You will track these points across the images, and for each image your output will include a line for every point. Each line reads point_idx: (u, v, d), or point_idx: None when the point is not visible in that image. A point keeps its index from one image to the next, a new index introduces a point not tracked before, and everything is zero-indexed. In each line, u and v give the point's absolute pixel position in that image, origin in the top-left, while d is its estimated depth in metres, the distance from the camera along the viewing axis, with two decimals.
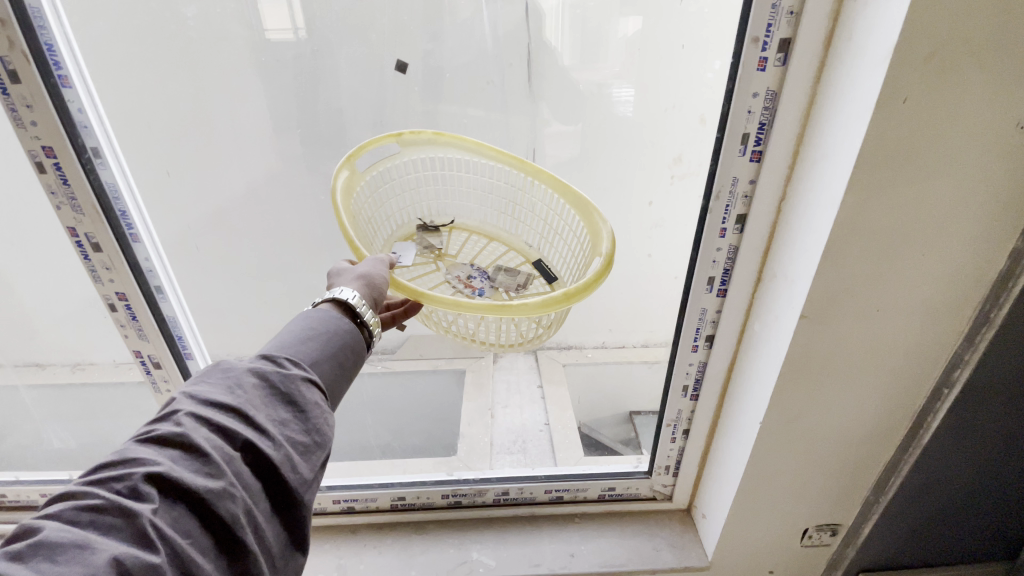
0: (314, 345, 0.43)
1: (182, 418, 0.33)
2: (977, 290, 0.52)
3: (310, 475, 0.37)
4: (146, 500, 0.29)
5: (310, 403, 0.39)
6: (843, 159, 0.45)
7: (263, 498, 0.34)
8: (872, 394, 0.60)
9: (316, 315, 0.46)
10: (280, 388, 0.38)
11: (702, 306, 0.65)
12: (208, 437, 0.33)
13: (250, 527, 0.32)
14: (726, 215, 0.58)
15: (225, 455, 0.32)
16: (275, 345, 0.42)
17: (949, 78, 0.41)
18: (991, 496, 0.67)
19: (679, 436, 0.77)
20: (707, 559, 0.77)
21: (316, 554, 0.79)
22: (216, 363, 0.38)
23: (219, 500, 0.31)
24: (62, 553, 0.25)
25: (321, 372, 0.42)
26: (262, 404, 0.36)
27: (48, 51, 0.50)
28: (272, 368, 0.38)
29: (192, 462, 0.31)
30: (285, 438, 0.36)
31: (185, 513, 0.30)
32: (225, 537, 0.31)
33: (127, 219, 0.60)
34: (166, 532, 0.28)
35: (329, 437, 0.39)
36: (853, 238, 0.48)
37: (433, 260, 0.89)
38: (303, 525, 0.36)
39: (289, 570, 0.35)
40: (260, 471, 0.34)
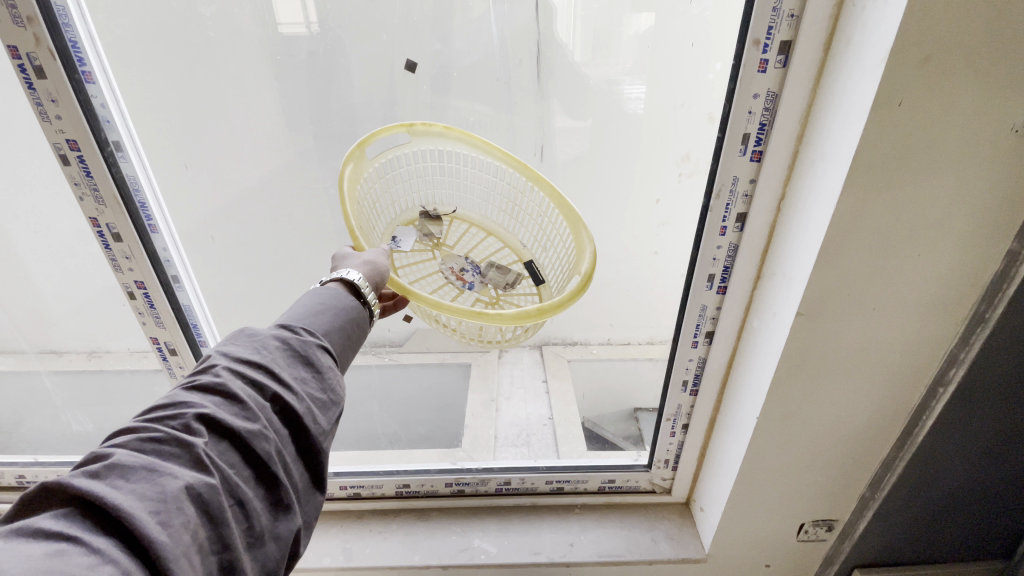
0: (326, 318, 0.45)
1: (221, 370, 0.35)
2: (973, 291, 0.53)
3: (328, 427, 0.39)
4: (198, 434, 0.32)
5: (326, 366, 0.41)
6: (840, 160, 0.46)
7: (291, 442, 0.37)
8: (868, 391, 0.61)
9: (325, 292, 0.48)
10: (299, 352, 0.40)
11: (702, 303, 0.66)
12: (243, 387, 0.35)
13: (282, 465, 0.35)
14: (727, 214, 0.59)
15: (258, 404, 0.35)
16: (289, 316, 0.44)
17: (944, 82, 0.42)
18: (987, 495, 0.67)
19: (679, 430, 0.78)
20: (704, 551, 0.78)
21: (323, 538, 0.82)
22: (242, 329, 0.40)
23: (257, 439, 0.33)
24: (134, 473, 0.28)
25: (331, 343, 0.44)
26: (286, 364, 0.39)
27: (72, 47, 0.52)
28: (292, 334, 0.40)
29: (232, 407, 0.34)
30: (306, 394, 0.38)
31: (230, 448, 0.33)
32: (263, 471, 0.34)
33: (147, 210, 0.62)
34: (216, 462, 0.31)
35: (342, 395, 0.41)
36: (850, 237, 0.49)
37: (432, 247, 0.93)
38: (322, 468, 0.39)
39: (311, 505, 0.38)
40: (286, 420, 0.36)
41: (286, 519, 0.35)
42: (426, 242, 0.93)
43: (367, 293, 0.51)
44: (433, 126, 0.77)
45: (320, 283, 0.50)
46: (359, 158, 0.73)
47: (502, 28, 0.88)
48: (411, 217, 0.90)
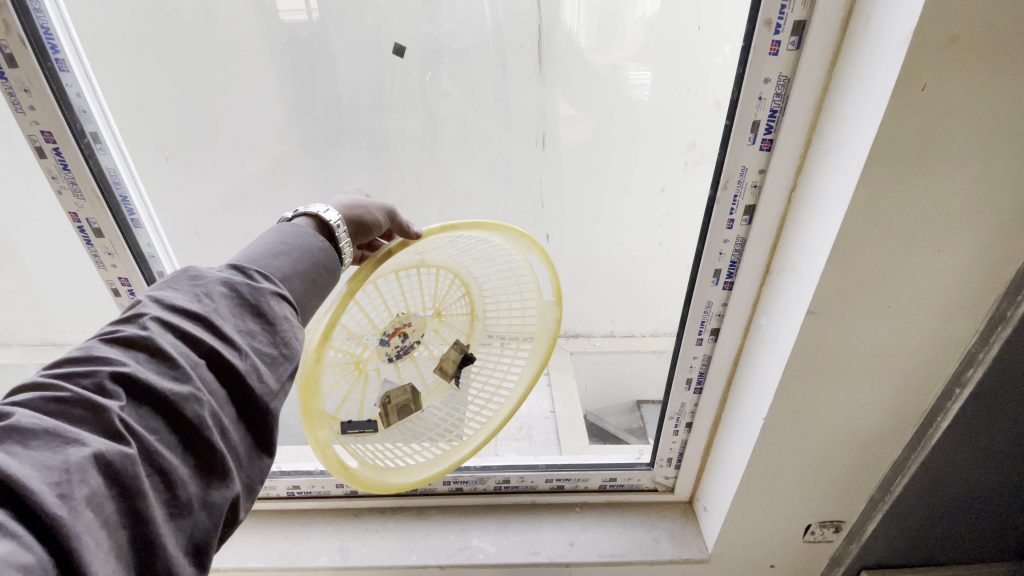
0: (285, 261, 0.43)
1: (148, 322, 0.33)
2: (995, 289, 0.50)
3: (277, 386, 0.37)
4: (113, 397, 0.29)
5: (279, 317, 0.39)
6: (856, 151, 0.43)
7: (230, 404, 0.34)
8: (880, 391, 0.58)
9: (288, 230, 0.45)
10: (249, 300, 0.38)
11: (708, 299, 0.63)
12: (173, 342, 0.33)
13: (217, 430, 0.33)
14: (734, 206, 0.56)
15: (191, 362, 0.33)
16: (247, 255, 0.42)
17: (971, 66, 0.39)
18: (1001, 497, 0.65)
19: (682, 429, 0.76)
20: (707, 552, 0.77)
21: (321, 537, 0.81)
22: (185, 269, 0.38)
23: (185, 402, 0.31)
24: (34, 440, 0.26)
25: (291, 288, 0.42)
26: (232, 314, 0.36)
27: (45, 34, 0.49)
28: (243, 280, 0.38)
29: (158, 366, 0.32)
30: (252, 349, 0.36)
31: (151, 413, 0.31)
32: (191, 436, 0.31)
33: (128, 205, 0.60)
34: (132, 428, 0.29)
35: (298, 351, 0.39)
36: (865, 231, 0.46)
37: (433, 304, 0.66)
38: (269, 432, 0.36)
39: (255, 471, 0.36)
40: (224, 379, 0.34)
41: (220, 487, 0.32)
42: (436, 292, 0.66)
43: (342, 238, 0.48)
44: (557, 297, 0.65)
45: (286, 218, 0.48)
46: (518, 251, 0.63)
47: (495, 8, 0.83)
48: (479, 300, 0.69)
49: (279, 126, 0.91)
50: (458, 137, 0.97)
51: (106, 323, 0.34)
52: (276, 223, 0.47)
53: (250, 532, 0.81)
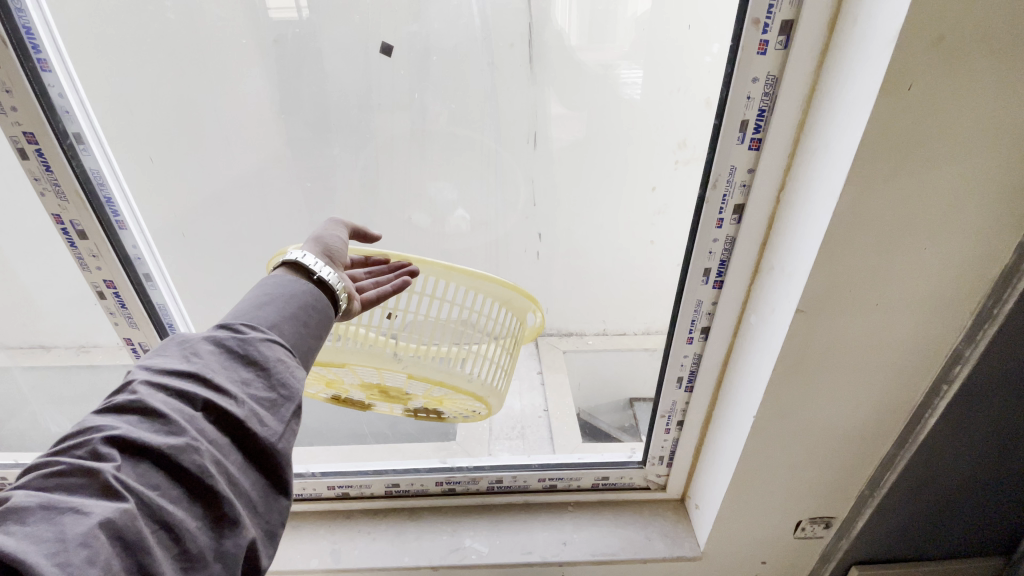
0: (271, 310, 0.43)
1: (137, 386, 0.33)
2: (980, 286, 0.51)
3: (281, 427, 0.36)
4: (108, 459, 0.29)
5: (273, 360, 0.39)
6: (842, 151, 0.44)
7: (234, 450, 0.34)
8: (868, 390, 0.59)
9: (271, 284, 0.46)
10: (238, 351, 0.38)
11: (698, 298, 0.63)
12: (166, 400, 0.33)
13: (223, 477, 0.32)
14: (724, 206, 0.56)
15: (187, 415, 0.33)
16: (233, 314, 0.42)
17: (955, 66, 0.39)
18: (988, 491, 0.66)
19: (674, 427, 0.76)
20: (699, 550, 0.77)
21: (312, 539, 0.80)
22: (172, 338, 0.38)
23: (182, 453, 0.31)
24: (30, 516, 0.26)
25: (281, 333, 0.42)
26: (223, 367, 0.36)
27: (26, 34, 0.49)
28: (228, 335, 0.38)
29: (152, 424, 0.31)
30: (248, 395, 0.36)
31: (150, 469, 0.30)
32: (195, 486, 0.31)
33: (113, 206, 0.59)
34: (130, 486, 0.29)
35: (297, 391, 0.39)
36: (853, 230, 0.46)
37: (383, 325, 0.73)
38: (277, 471, 0.36)
39: (271, 512, 0.35)
40: (225, 426, 0.34)
41: (233, 534, 0.31)
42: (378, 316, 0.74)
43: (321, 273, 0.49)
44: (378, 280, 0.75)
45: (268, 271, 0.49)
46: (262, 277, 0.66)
47: (485, 7, 0.83)
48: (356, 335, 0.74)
49: (266, 125, 0.90)
50: (447, 135, 0.96)
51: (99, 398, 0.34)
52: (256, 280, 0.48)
53: None
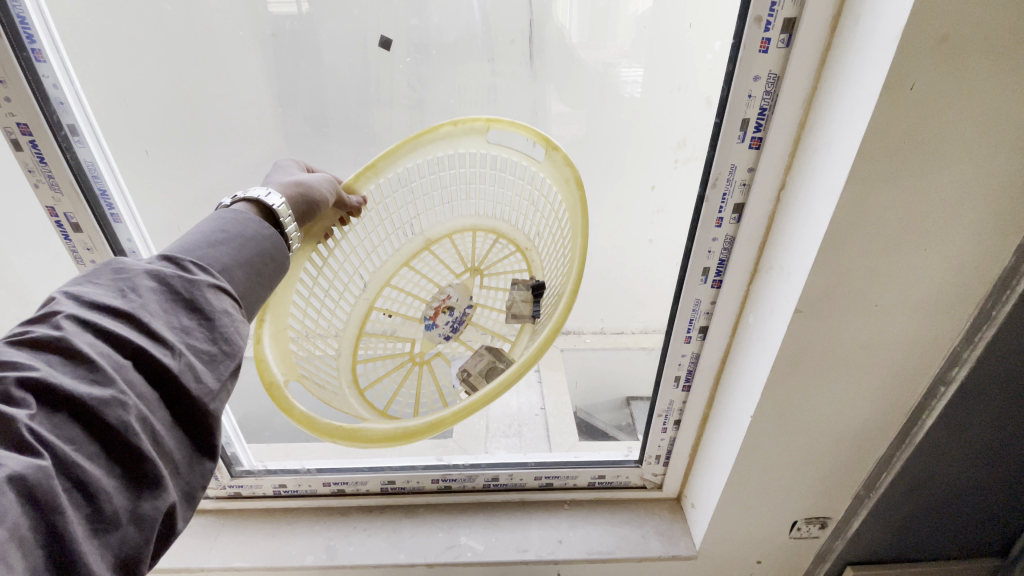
0: (225, 251, 0.41)
1: (63, 321, 0.31)
2: (980, 287, 0.51)
3: (218, 384, 0.35)
4: (21, 405, 0.28)
5: (219, 311, 0.37)
6: (843, 151, 0.44)
7: (163, 407, 0.33)
8: (866, 390, 0.59)
9: (229, 217, 0.43)
10: (182, 294, 0.36)
11: (696, 297, 0.63)
12: (93, 343, 0.31)
13: (148, 436, 0.31)
14: (724, 204, 0.56)
15: (115, 364, 0.31)
16: (181, 243, 0.40)
17: (958, 66, 0.39)
18: (987, 492, 0.66)
19: (670, 426, 0.76)
20: (694, 548, 0.77)
21: (307, 535, 0.80)
22: (109, 264, 0.36)
23: (107, 407, 0.29)
24: None
25: (232, 279, 0.40)
26: (162, 310, 0.35)
27: (21, 23, 0.48)
28: (174, 273, 0.36)
29: (76, 369, 0.30)
30: (186, 346, 0.34)
31: (68, 421, 0.29)
32: (116, 444, 0.29)
33: (108, 199, 0.58)
34: (45, 439, 0.27)
35: (240, 347, 0.37)
36: (852, 230, 0.46)
37: (466, 265, 0.77)
38: (209, 434, 0.35)
39: (195, 474, 0.34)
40: (155, 379, 0.32)
41: (152, 497, 0.30)
42: (468, 253, 0.77)
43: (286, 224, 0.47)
44: (446, 127, 0.61)
45: (224, 204, 0.45)
46: (447, 136, 0.62)
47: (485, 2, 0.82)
48: (464, 227, 0.75)
49: (262, 120, 0.88)
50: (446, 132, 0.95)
51: (17, 324, 0.32)
52: (214, 210, 0.44)
53: (236, 531, 0.80)
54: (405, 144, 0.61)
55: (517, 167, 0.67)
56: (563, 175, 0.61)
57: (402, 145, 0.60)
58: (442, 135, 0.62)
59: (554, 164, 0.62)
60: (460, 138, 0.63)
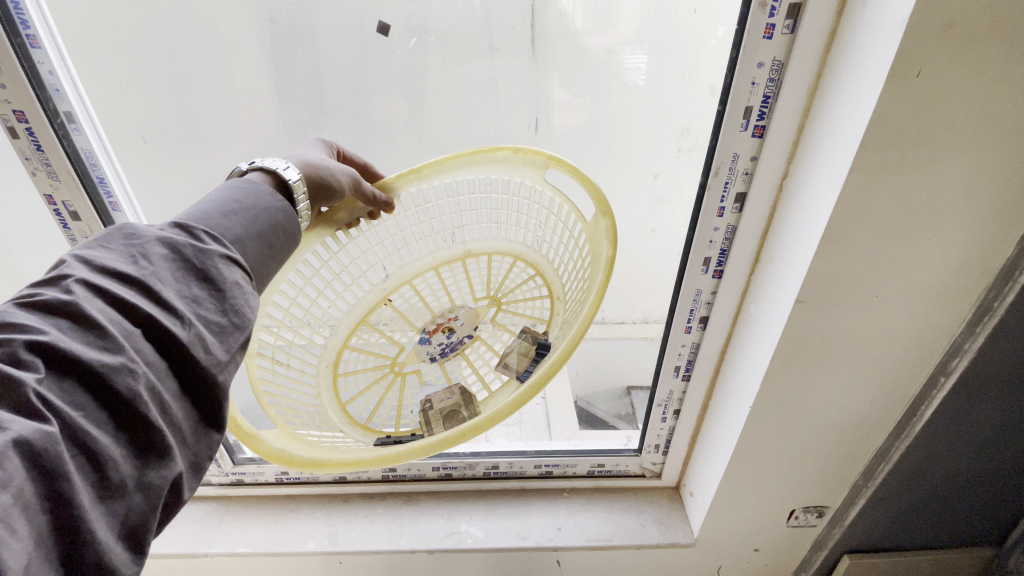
0: (237, 222, 0.39)
1: (72, 285, 0.30)
2: (983, 278, 0.50)
3: (226, 357, 0.34)
4: (30, 368, 0.26)
5: (230, 281, 0.36)
6: (847, 139, 0.43)
7: (171, 376, 0.32)
8: (864, 381, 0.59)
9: (242, 188, 0.42)
10: (194, 263, 0.35)
11: (697, 287, 0.63)
12: (101, 308, 0.30)
13: (156, 404, 0.30)
14: (725, 193, 0.55)
15: (124, 331, 0.30)
16: (193, 212, 0.39)
17: (966, 53, 0.38)
18: (985, 482, 0.66)
19: (670, 416, 0.77)
20: (693, 537, 0.78)
21: (309, 522, 0.81)
22: (121, 227, 0.35)
23: (116, 374, 0.28)
24: None
25: (244, 251, 0.39)
26: (173, 279, 0.33)
27: (14, 8, 0.47)
28: (186, 241, 0.35)
29: (84, 334, 0.29)
30: (196, 317, 0.33)
31: (76, 388, 0.28)
32: (125, 411, 0.28)
33: (106, 186, 0.58)
34: (53, 405, 0.26)
35: (250, 321, 0.36)
36: (854, 220, 0.46)
37: (488, 292, 0.69)
38: (215, 406, 0.34)
39: (201, 445, 0.33)
40: (165, 348, 0.31)
41: (159, 466, 0.29)
42: (495, 280, 0.69)
43: (299, 194, 0.46)
44: (504, 150, 0.56)
45: (241, 170, 0.45)
46: (504, 161, 0.57)
47: None
48: (501, 251, 0.67)
49: (261, 108, 0.87)
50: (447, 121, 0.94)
51: (25, 286, 0.30)
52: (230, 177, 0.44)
53: (239, 516, 0.81)
54: (455, 156, 0.56)
55: (563, 211, 0.61)
56: (601, 248, 0.57)
57: (454, 158, 0.55)
58: (498, 154, 0.56)
59: (598, 232, 0.58)
60: (519, 167, 0.58)
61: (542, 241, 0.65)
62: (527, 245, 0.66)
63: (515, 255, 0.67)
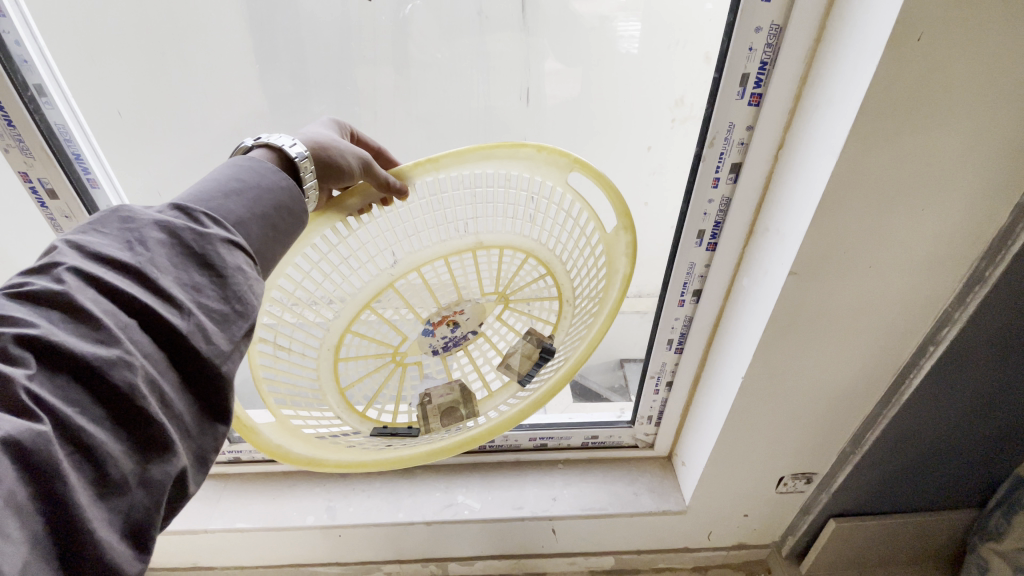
0: (240, 202, 0.38)
1: (64, 274, 0.29)
2: (976, 247, 0.50)
3: (230, 346, 0.33)
4: (21, 364, 0.26)
5: (233, 267, 0.34)
6: (845, 107, 0.42)
7: (170, 368, 0.31)
8: (855, 351, 0.59)
9: (246, 164, 0.41)
10: (193, 247, 0.33)
11: (691, 260, 0.62)
12: (95, 300, 0.29)
13: (156, 398, 0.29)
14: (720, 164, 0.54)
15: (119, 323, 0.29)
16: (194, 192, 0.37)
17: (970, 15, 0.37)
18: (969, 446, 0.68)
19: (662, 388, 0.77)
20: (684, 504, 0.80)
21: (307, 496, 0.82)
22: (117, 209, 0.34)
23: (112, 368, 0.27)
24: None
25: (247, 234, 0.38)
26: (171, 265, 0.32)
27: None
28: (185, 225, 0.34)
29: (78, 327, 0.28)
30: (197, 306, 0.32)
31: (70, 383, 0.27)
32: (123, 406, 0.28)
33: (83, 163, 0.56)
34: (44, 402, 0.26)
35: (254, 308, 0.35)
36: (850, 190, 0.45)
37: (496, 287, 0.65)
38: (220, 397, 0.33)
39: (207, 438, 0.32)
40: (163, 340, 0.31)
41: (161, 462, 0.29)
42: (503, 275, 0.64)
43: (306, 169, 0.44)
44: (526, 147, 0.53)
45: (245, 145, 0.44)
46: (526, 159, 0.54)
47: None
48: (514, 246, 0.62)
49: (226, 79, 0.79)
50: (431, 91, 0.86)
51: (17, 274, 0.30)
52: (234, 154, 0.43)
53: (237, 494, 0.82)
54: (479, 148, 0.51)
55: (577, 213, 0.59)
56: (618, 263, 0.59)
57: (478, 149, 0.51)
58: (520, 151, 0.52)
59: (616, 245, 0.58)
60: (543, 167, 0.55)
61: (559, 238, 0.61)
62: (540, 244, 0.62)
63: (526, 251, 0.62)
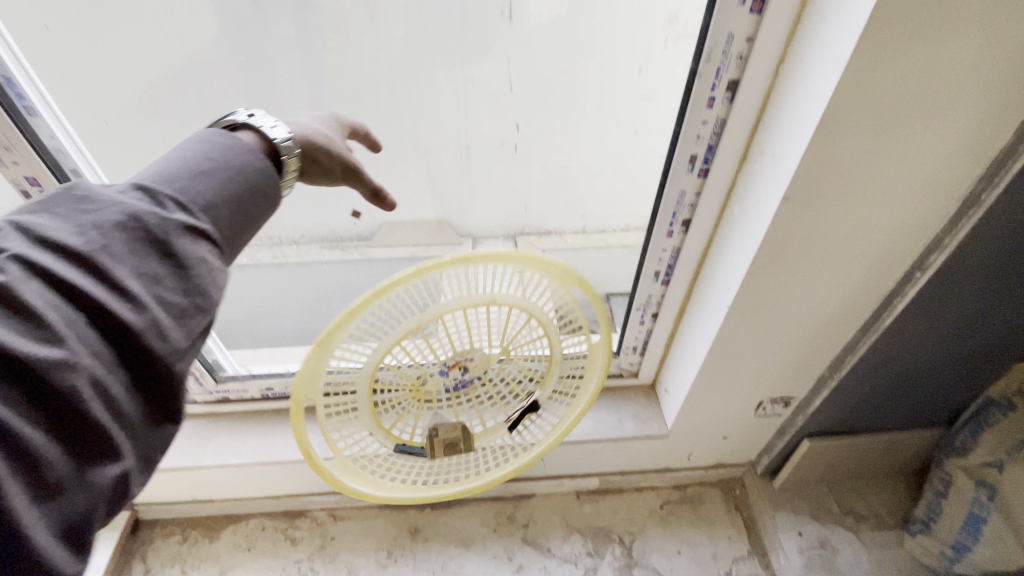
0: (210, 183, 0.35)
1: (5, 259, 0.27)
2: (975, 169, 0.49)
3: (186, 344, 0.32)
4: None
5: (193, 259, 0.32)
6: (856, 10, 0.38)
7: (120, 366, 0.30)
8: (842, 279, 0.59)
9: (222, 138, 0.37)
10: (154, 236, 0.31)
11: (681, 188, 0.60)
12: (37, 291, 0.28)
13: (103, 398, 0.28)
14: (716, 81, 0.51)
15: (64, 319, 0.28)
16: (161, 166, 0.35)
17: None
18: (943, 368, 0.70)
19: (648, 319, 0.78)
20: (666, 428, 0.83)
21: (299, 431, 0.83)
22: (72, 187, 0.32)
23: (54, 370, 0.26)
24: None
25: (217, 220, 0.34)
26: (128, 255, 0.30)
27: None
28: (147, 210, 0.31)
29: (17, 319, 0.27)
30: (151, 300, 0.30)
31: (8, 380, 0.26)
32: (67, 406, 0.27)
33: (14, 86, 0.51)
34: None
35: (216, 303, 0.34)
36: (853, 107, 0.42)
37: (504, 343, 0.60)
38: (173, 396, 0.32)
39: (157, 437, 0.31)
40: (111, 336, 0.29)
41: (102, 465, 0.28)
42: (510, 333, 0.60)
43: (286, 161, 0.40)
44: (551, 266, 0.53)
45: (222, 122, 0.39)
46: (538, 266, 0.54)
47: None
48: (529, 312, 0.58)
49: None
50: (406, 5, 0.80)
51: None
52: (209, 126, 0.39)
53: (228, 431, 0.83)
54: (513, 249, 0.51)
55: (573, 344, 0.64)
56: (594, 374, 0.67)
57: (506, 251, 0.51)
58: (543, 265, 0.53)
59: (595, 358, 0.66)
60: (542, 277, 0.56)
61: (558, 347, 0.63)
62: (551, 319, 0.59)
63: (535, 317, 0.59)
